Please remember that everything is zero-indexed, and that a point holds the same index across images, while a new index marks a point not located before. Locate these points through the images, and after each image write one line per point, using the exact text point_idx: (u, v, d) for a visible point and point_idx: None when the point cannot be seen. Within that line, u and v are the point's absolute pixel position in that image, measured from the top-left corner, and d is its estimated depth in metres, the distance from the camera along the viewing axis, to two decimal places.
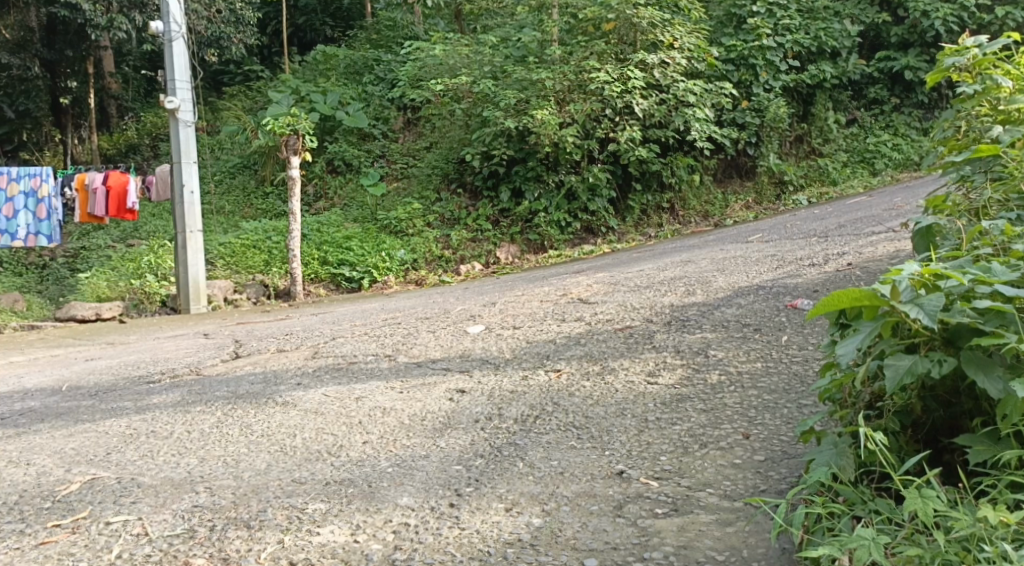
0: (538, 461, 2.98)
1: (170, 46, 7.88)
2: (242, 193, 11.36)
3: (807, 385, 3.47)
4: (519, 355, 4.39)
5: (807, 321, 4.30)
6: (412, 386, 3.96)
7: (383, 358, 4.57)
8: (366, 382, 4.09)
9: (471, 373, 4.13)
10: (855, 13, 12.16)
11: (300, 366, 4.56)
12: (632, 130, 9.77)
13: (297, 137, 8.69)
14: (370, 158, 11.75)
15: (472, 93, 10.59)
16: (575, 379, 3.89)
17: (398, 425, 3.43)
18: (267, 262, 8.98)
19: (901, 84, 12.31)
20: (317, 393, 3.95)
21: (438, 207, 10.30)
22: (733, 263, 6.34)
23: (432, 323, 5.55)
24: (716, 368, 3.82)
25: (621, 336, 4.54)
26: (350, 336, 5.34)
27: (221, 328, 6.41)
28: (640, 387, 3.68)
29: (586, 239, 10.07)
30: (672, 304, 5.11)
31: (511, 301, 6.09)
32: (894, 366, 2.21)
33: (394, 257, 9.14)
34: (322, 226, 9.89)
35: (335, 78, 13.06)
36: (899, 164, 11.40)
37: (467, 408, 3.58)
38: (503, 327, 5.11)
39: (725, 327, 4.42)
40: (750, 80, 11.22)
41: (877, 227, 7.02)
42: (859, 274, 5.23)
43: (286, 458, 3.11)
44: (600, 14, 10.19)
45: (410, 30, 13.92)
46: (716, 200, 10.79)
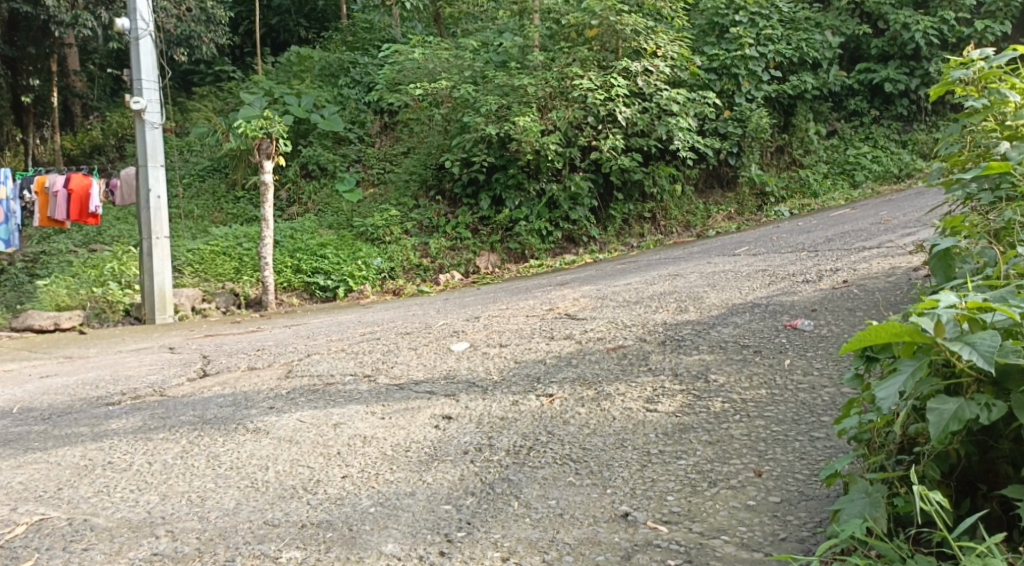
0: (535, 500, 2.75)
1: (136, 44, 7.56)
2: (212, 197, 11.02)
3: (818, 415, 3.26)
4: (508, 377, 4.15)
5: (810, 344, 4.11)
6: (393, 412, 3.70)
7: (362, 379, 4.30)
8: (344, 406, 3.83)
9: (457, 397, 3.87)
10: (837, 24, 12.06)
11: (272, 386, 4.28)
12: (615, 138, 9.54)
13: (270, 141, 8.40)
14: (346, 163, 11.47)
15: (451, 98, 10.35)
16: (568, 405, 3.65)
17: (380, 457, 3.17)
18: (238, 270, 8.66)
19: (881, 96, 12.26)
20: (292, 418, 3.68)
21: (416, 214, 10.03)
22: (723, 278, 6.15)
23: (412, 338, 5.29)
24: (718, 394, 3.60)
25: (614, 357, 4.31)
26: (326, 353, 5.07)
27: (187, 342, 6.09)
28: (639, 415, 3.45)
29: (567, 249, 9.83)
30: (665, 322, 4.89)
31: (495, 316, 5.84)
32: (938, 409, 1.99)
33: (370, 266, 8.89)
34: (296, 233, 9.58)
35: (310, 80, 12.72)
36: (880, 176, 11.29)
37: (454, 438, 3.33)
38: (489, 345, 4.86)
39: (723, 349, 4.21)
40: (733, 90, 11.04)
41: (868, 242, 6.86)
42: (857, 291, 5.04)
43: (257, 495, 2.85)
44: (584, 20, 9.99)
45: (387, 33, 13.63)
46: (698, 211, 10.57)
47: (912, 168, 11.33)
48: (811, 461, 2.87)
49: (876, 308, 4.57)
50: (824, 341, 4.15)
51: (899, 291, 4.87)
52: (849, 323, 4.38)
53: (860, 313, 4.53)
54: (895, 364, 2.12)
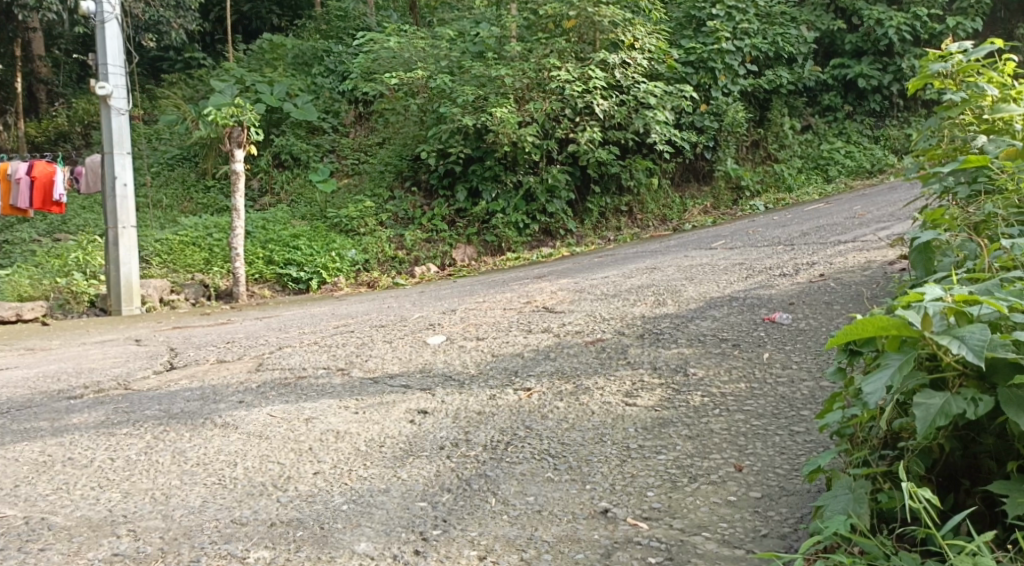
0: (512, 497, 2.68)
1: (102, 27, 7.37)
2: (182, 186, 10.82)
3: (799, 409, 3.23)
4: (484, 371, 4.07)
5: (788, 338, 4.07)
6: (368, 407, 3.62)
7: (335, 372, 4.20)
8: (317, 400, 3.74)
9: (433, 391, 3.80)
10: (812, 19, 12.09)
11: (242, 380, 4.17)
12: (592, 131, 9.48)
13: (241, 129, 8.25)
14: (320, 153, 11.33)
15: (427, 88, 10.25)
16: (545, 399, 3.59)
17: (353, 453, 3.09)
18: (209, 261, 8.51)
19: (855, 92, 12.30)
20: (262, 412, 3.59)
21: (391, 206, 9.92)
22: (700, 272, 6.12)
23: (387, 331, 5.21)
24: (697, 388, 3.55)
25: (592, 350, 4.25)
26: (298, 346, 4.96)
27: (154, 334, 5.95)
28: (617, 409, 3.40)
29: (543, 242, 9.77)
30: (643, 315, 4.85)
31: (471, 309, 5.76)
32: (924, 403, 1.95)
33: (344, 258, 8.76)
34: (268, 224, 9.43)
35: (283, 68, 12.53)
36: (853, 171, 11.34)
37: (429, 433, 3.26)
38: (465, 338, 4.79)
39: (702, 342, 4.17)
40: (709, 83, 11.02)
41: (844, 236, 6.86)
42: (835, 285, 5.02)
43: (224, 492, 2.76)
44: (561, 11, 9.91)
45: (362, 22, 13.46)
46: (674, 204, 10.56)
47: (885, 163, 11.39)
48: (792, 456, 2.83)
49: (854, 302, 4.55)
50: (803, 334, 4.12)
51: (876, 284, 4.86)
52: (828, 317, 4.35)
53: (839, 306, 4.51)
54: (880, 358, 2.08)
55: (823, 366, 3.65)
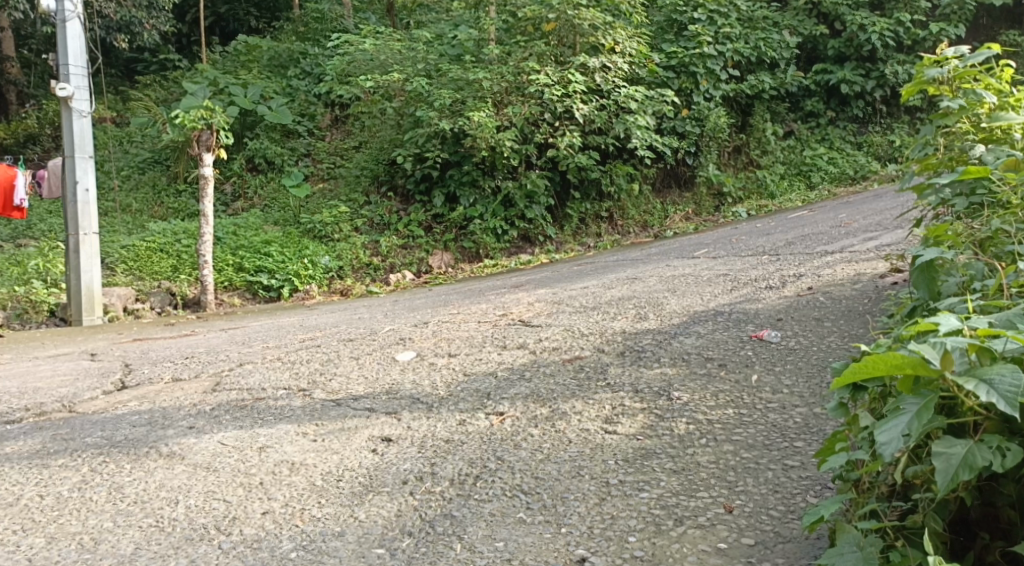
0: (480, 543, 2.47)
1: (63, 26, 7.05)
2: (151, 190, 10.49)
3: (790, 439, 3.01)
4: (454, 393, 3.80)
5: (777, 358, 3.85)
6: (328, 434, 3.35)
7: (296, 394, 3.93)
8: (273, 426, 3.47)
9: (399, 416, 3.54)
10: (794, 25, 11.94)
11: (195, 402, 3.88)
12: (572, 135, 9.26)
13: (210, 133, 7.94)
14: (294, 157, 11.03)
15: (404, 91, 9.98)
16: (519, 426, 3.35)
17: (308, 488, 2.84)
18: (175, 268, 8.20)
19: (837, 97, 12.14)
20: (213, 440, 3.32)
21: (366, 211, 9.64)
22: (683, 283, 5.89)
23: (356, 346, 4.94)
24: (682, 414, 3.32)
25: (570, 370, 4.00)
26: (260, 362, 4.68)
27: (110, 348, 5.63)
28: (596, 438, 3.16)
29: (522, 249, 9.51)
30: (624, 331, 4.61)
31: (445, 322, 5.50)
32: (944, 454, 1.73)
33: (317, 265, 8.49)
34: (239, 229, 9.11)
35: (257, 70, 12.19)
36: (835, 178, 11.18)
37: (392, 465, 3.01)
38: (437, 355, 4.53)
39: (686, 362, 3.93)
40: (691, 88, 10.82)
41: (829, 246, 6.67)
42: (823, 299, 4.80)
43: (161, 536, 2.55)
44: (541, 13, 9.67)
45: (339, 23, 13.17)
46: (655, 211, 10.34)
47: (867, 170, 11.26)
48: (786, 495, 2.62)
49: (845, 317, 4.35)
50: (793, 354, 3.90)
51: (867, 300, 4.64)
52: (818, 335, 4.12)
53: (830, 323, 4.29)
54: (893, 399, 1.85)
55: (815, 391, 3.43)
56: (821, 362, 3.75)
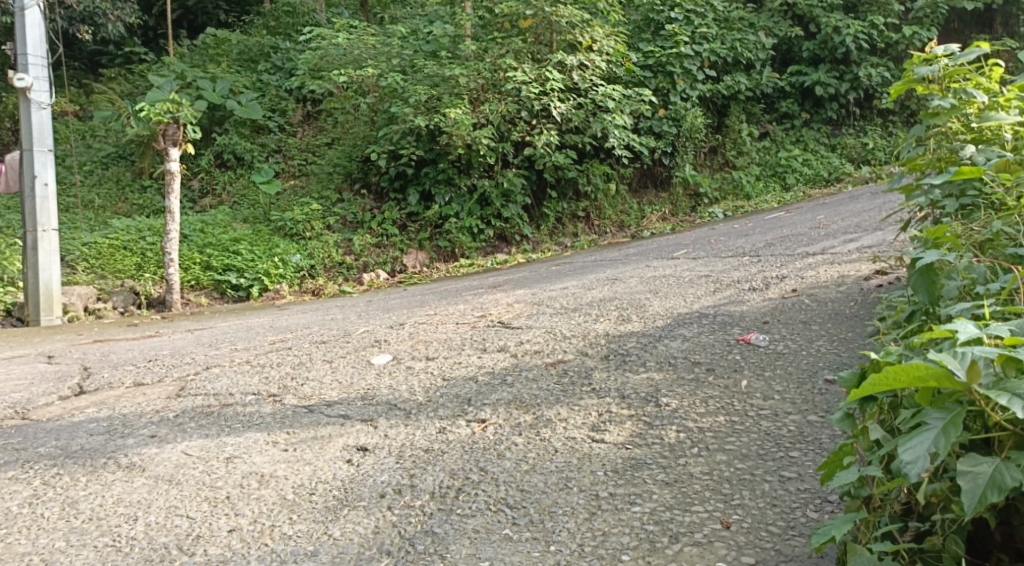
0: (463, 563, 2.33)
1: (22, 14, 6.78)
2: (116, 186, 10.20)
3: (785, 448, 2.89)
4: (434, 399, 3.65)
5: (767, 362, 3.73)
6: (300, 443, 3.19)
7: (266, 399, 3.75)
8: (241, 434, 3.30)
9: (375, 423, 3.39)
10: (770, 26, 11.87)
11: (158, 408, 3.70)
12: (549, 134, 9.12)
13: (177, 127, 7.70)
14: (264, 153, 10.80)
15: (378, 87, 9.77)
16: (502, 434, 3.20)
17: (278, 503, 2.68)
18: (140, 266, 7.96)
19: (812, 99, 12.12)
20: (176, 449, 3.14)
21: (339, 208, 9.43)
22: (665, 284, 5.78)
23: (330, 349, 4.76)
24: (672, 422, 3.19)
25: (553, 375, 3.85)
26: (228, 365, 4.49)
27: (69, 350, 5.40)
28: (584, 447, 3.02)
29: (498, 248, 9.36)
30: (607, 333, 4.48)
31: (422, 324, 5.33)
32: (970, 473, 1.60)
33: (288, 263, 8.29)
34: (206, 226, 8.86)
35: (226, 64, 11.90)
36: (810, 179, 11.14)
37: (369, 477, 2.85)
38: (413, 358, 4.37)
39: (673, 366, 3.80)
40: (668, 88, 10.74)
41: (810, 248, 6.58)
42: (809, 302, 4.70)
43: (119, 557, 2.39)
44: (518, 10, 9.58)
45: (311, 18, 12.93)
46: (632, 211, 10.23)
47: (842, 172, 11.23)
48: (785, 510, 2.50)
49: (833, 319, 4.25)
50: (782, 358, 3.78)
51: (853, 302, 4.55)
52: (807, 338, 4.01)
53: (817, 326, 4.18)
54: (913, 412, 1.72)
55: (808, 398, 3.31)
56: (812, 366, 3.63)
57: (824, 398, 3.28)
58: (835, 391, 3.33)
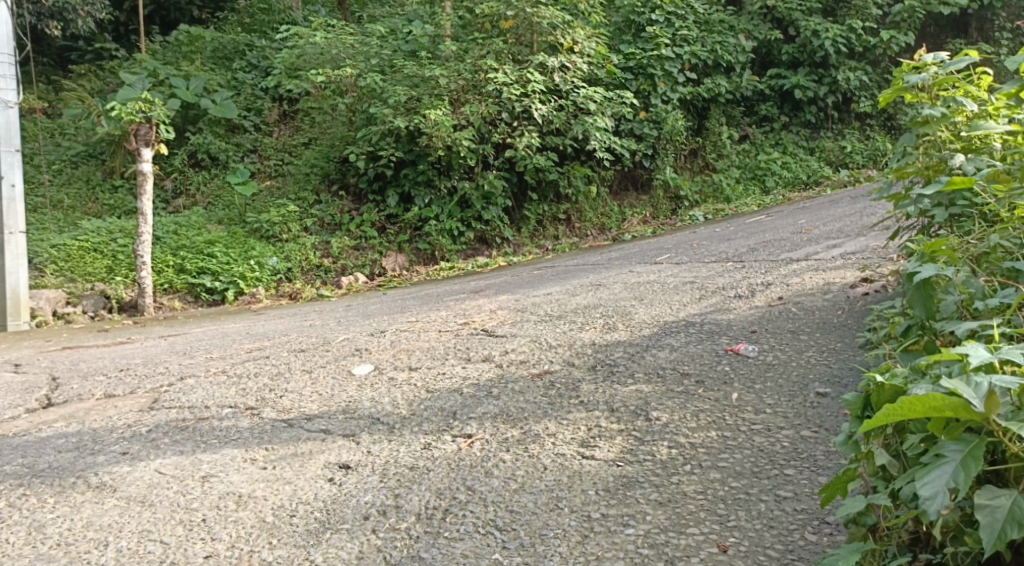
0: None
1: None
2: (87, 186, 10.01)
3: (780, 465, 2.82)
4: (418, 412, 3.55)
5: (756, 374, 3.67)
6: (278, 460, 3.09)
7: (243, 413, 3.65)
8: (216, 450, 3.20)
9: (357, 439, 3.30)
10: (749, 29, 11.82)
11: (130, 423, 3.62)
12: (530, 136, 9.04)
13: (149, 127, 7.53)
14: (240, 153, 10.64)
15: (356, 87, 9.62)
16: (489, 450, 3.12)
17: (257, 526, 2.60)
18: (111, 269, 7.80)
19: (791, 103, 12.12)
20: (149, 468, 3.04)
21: (317, 210, 9.28)
22: (649, 290, 5.72)
23: (308, 358, 4.66)
24: (663, 437, 3.12)
25: (539, 387, 3.76)
26: (203, 376, 4.37)
27: (35, 358, 5.24)
28: (573, 464, 2.94)
29: (479, 251, 9.27)
30: (593, 342, 4.40)
31: (402, 331, 5.23)
32: (988, 507, 1.56)
33: (264, 266, 8.16)
34: (180, 228, 8.69)
35: (200, 61, 11.69)
36: (790, 182, 11.14)
37: (352, 497, 2.76)
38: (396, 368, 4.26)
39: (661, 378, 3.73)
40: (648, 91, 10.70)
41: (793, 253, 6.54)
42: (796, 310, 4.65)
43: None
44: (498, 11, 9.47)
45: (288, 15, 12.75)
46: (613, 213, 10.16)
47: (820, 175, 11.23)
48: (783, 532, 2.44)
49: (822, 329, 4.19)
50: (771, 369, 3.71)
51: (840, 310, 4.51)
52: (796, 348, 3.96)
53: (806, 335, 4.12)
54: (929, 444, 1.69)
55: (800, 411, 3.24)
56: (802, 378, 3.57)
57: (817, 412, 3.21)
58: (827, 404, 3.27)
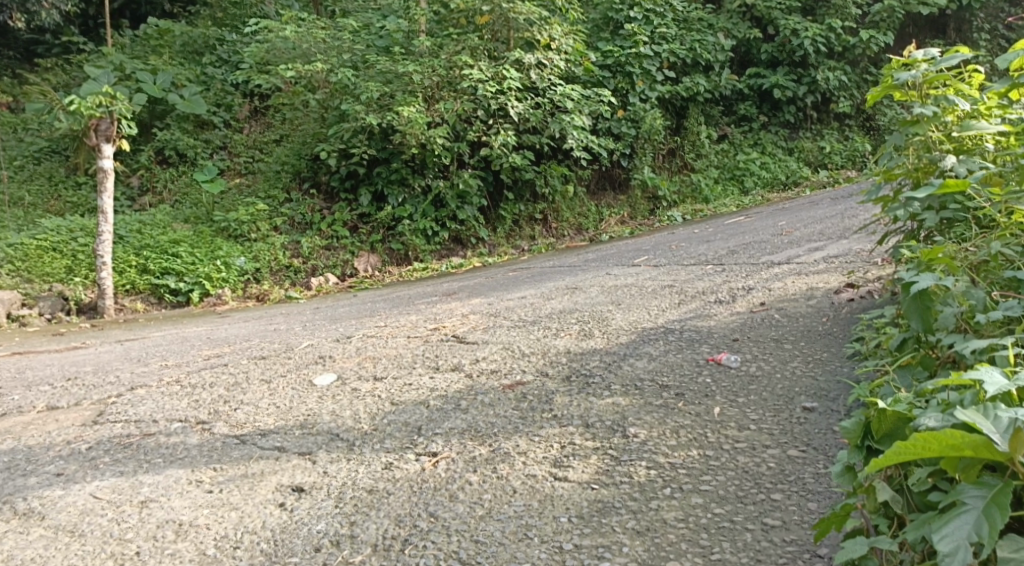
0: None
1: None
2: (48, 182, 9.66)
3: (766, 489, 2.63)
4: (380, 427, 3.33)
5: (739, 386, 3.48)
6: (226, 482, 2.87)
7: (193, 428, 3.41)
8: (159, 470, 2.97)
9: (314, 458, 3.07)
10: (729, 27, 11.64)
11: (70, 439, 3.37)
12: (506, 134, 8.82)
13: (110, 122, 7.23)
14: (208, 149, 10.33)
15: (328, 82, 9.33)
16: (454, 470, 2.91)
17: (196, 561, 2.41)
18: (70, 269, 7.50)
19: (770, 102, 11.97)
20: (84, 491, 2.83)
21: (287, 208, 8.99)
22: (627, 295, 5.52)
23: (269, 366, 4.42)
24: (641, 457, 2.91)
25: (511, 399, 3.55)
26: (156, 386, 4.11)
27: None
28: (545, 487, 2.74)
29: (453, 251, 9.04)
30: (568, 351, 4.19)
31: (370, 337, 4.99)
32: (1013, 559, 1.57)
33: (231, 266, 7.88)
34: (145, 227, 8.38)
35: (168, 55, 11.34)
36: (769, 182, 10.98)
37: (304, 525, 2.57)
38: (360, 379, 4.03)
39: (639, 391, 3.53)
40: (627, 89, 10.53)
41: (774, 256, 6.38)
42: (778, 316, 4.47)
43: None
44: (474, 6, 9.26)
45: (258, 9, 12.41)
46: (590, 214, 9.98)
47: (799, 176, 11.09)
48: None
49: (808, 337, 4.00)
50: (755, 382, 3.52)
51: (824, 317, 4.33)
52: (780, 357, 3.77)
53: (790, 344, 3.94)
54: (950, 488, 1.69)
55: (786, 428, 3.05)
56: (788, 392, 3.38)
57: (804, 429, 3.02)
58: (815, 421, 3.08)
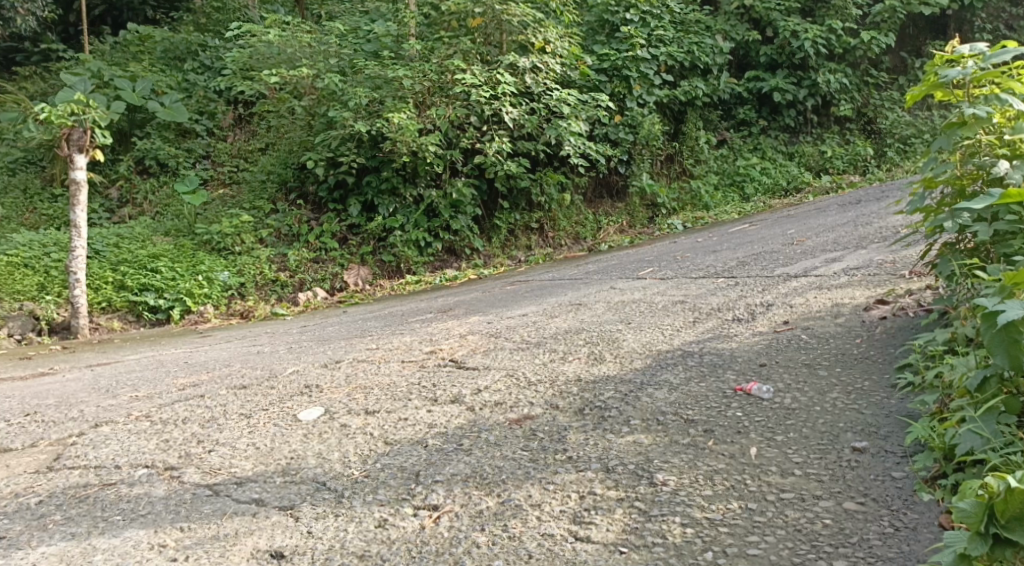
0: None
1: None
2: (23, 194, 9.23)
3: (825, 555, 2.29)
4: (372, 474, 2.93)
5: (776, 421, 3.09)
6: (194, 547, 2.51)
7: (161, 476, 3.01)
8: (116, 532, 2.61)
9: (296, 513, 2.67)
10: (727, 29, 11.30)
11: (20, 491, 2.99)
12: (501, 141, 8.46)
13: (83, 132, 6.78)
14: (191, 159, 9.95)
15: (315, 88, 8.94)
16: (459, 529, 2.53)
17: None
18: (42, 286, 7.06)
19: (770, 106, 11.60)
20: (28, 560, 2.50)
21: (273, 219, 8.58)
22: (637, 312, 5.15)
23: (249, 398, 3.99)
24: (674, 511, 2.53)
25: (519, 438, 3.15)
26: (123, 423, 3.70)
27: None
28: (564, 552, 2.38)
29: (447, 263, 8.64)
30: (577, 379, 3.80)
31: (361, 361, 4.60)
32: None
33: (214, 281, 7.47)
34: (123, 240, 7.95)
35: (149, 62, 10.92)
36: (770, 189, 10.57)
37: None
38: (349, 413, 3.62)
39: (662, 427, 3.14)
40: (624, 93, 10.19)
41: (788, 268, 6.02)
42: (806, 337, 4.09)
43: None
44: (466, 8, 8.90)
45: (242, 14, 11.99)
46: (587, 222, 9.59)
47: (801, 181, 10.65)
48: None
49: (844, 361, 3.62)
50: (793, 416, 3.12)
51: (858, 337, 3.95)
52: (816, 386, 3.38)
53: (825, 369, 3.56)
54: None
55: (837, 474, 2.67)
56: (831, 428, 2.99)
57: (858, 475, 2.65)
58: (868, 465, 2.70)
